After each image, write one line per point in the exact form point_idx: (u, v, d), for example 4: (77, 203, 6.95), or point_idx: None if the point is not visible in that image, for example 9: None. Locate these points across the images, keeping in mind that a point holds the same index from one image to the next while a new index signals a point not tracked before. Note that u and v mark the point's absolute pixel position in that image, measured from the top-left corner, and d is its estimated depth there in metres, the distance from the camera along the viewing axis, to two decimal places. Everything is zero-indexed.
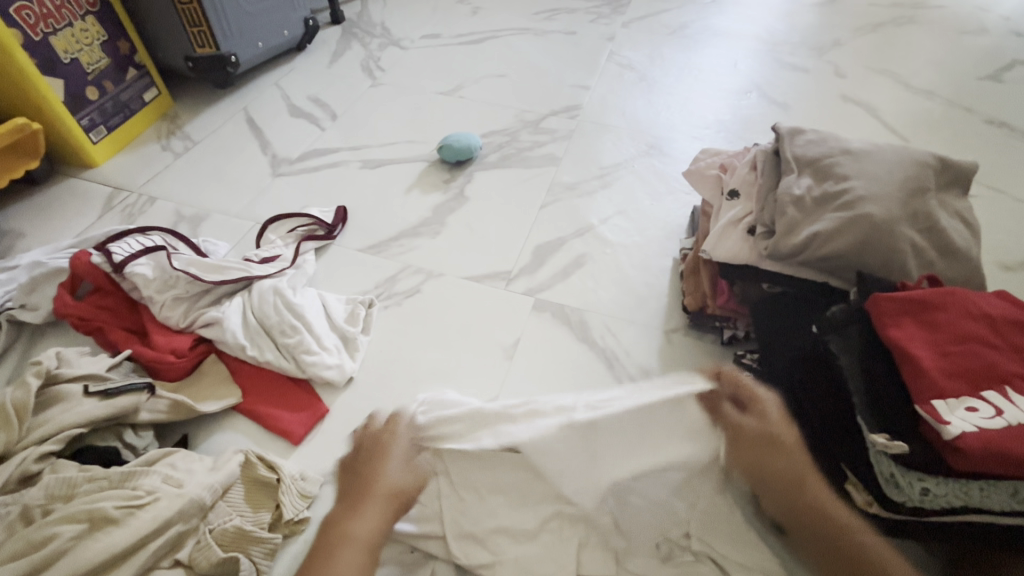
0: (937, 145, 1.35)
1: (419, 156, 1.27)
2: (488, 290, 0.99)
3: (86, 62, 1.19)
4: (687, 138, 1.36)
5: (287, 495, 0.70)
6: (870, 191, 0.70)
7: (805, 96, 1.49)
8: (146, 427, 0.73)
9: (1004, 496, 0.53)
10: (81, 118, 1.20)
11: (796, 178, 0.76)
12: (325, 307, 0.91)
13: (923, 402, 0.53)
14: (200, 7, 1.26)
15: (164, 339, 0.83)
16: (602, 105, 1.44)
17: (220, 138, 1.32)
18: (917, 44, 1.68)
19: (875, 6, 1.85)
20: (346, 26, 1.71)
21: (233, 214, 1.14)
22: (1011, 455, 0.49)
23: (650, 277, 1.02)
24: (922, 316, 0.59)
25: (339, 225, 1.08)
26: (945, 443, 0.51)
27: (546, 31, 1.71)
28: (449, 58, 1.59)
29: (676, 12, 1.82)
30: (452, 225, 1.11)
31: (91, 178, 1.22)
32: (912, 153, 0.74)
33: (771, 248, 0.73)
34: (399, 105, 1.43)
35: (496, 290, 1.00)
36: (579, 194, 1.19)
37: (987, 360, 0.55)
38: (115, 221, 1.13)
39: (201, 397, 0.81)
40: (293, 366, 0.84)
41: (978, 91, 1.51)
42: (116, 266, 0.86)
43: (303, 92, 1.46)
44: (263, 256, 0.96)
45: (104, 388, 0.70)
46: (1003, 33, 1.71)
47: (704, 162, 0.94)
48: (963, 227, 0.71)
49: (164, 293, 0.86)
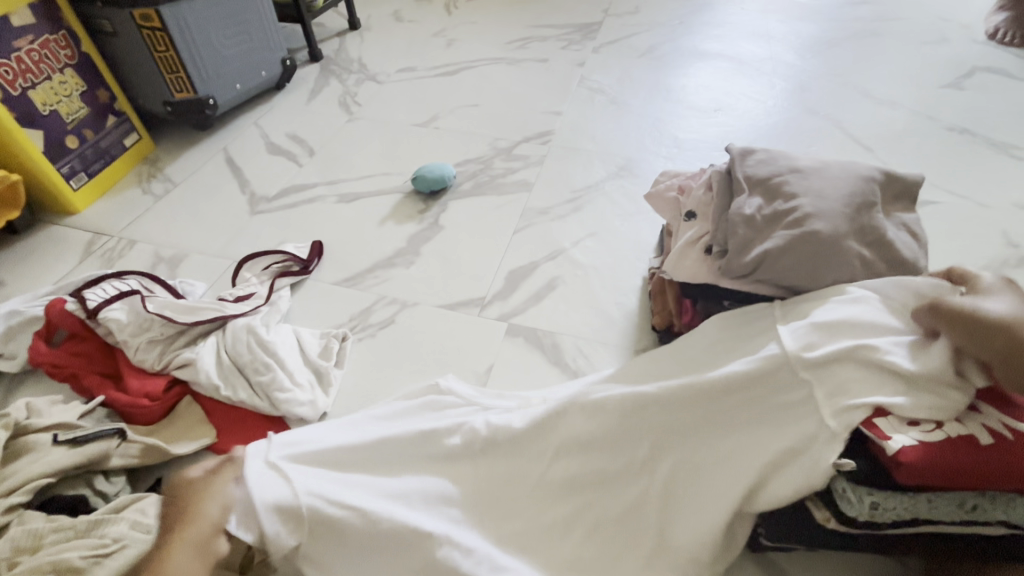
0: (902, 154, 1.38)
1: (394, 188, 1.30)
2: (460, 320, 1.01)
3: (66, 113, 1.22)
4: (656, 158, 1.39)
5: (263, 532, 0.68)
6: (817, 209, 0.71)
7: (771, 112, 1.53)
8: (117, 473, 0.73)
9: (954, 506, 0.54)
10: (62, 167, 1.23)
11: (748, 198, 0.77)
12: (299, 344, 0.93)
13: (868, 423, 0.55)
14: (175, 55, 1.31)
15: (138, 383, 0.85)
16: (574, 129, 1.48)
17: (200, 178, 1.35)
18: (881, 56, 1.73)
19: (839, 21, 1.90)
20: (324, 63, 1.76)
21: (212, 253, 1.16)
22: (948, 467, 0.51)
23: (622, 298, 1.04)
24: None
25: (315, 259, 1.10)
26: (889, 458, 0.53)
27: (519, 60, 1.76)
28: (425, 90, 1.64)
29: (644, 35, 1.87)
30: (426, 255, 1.13)
31: (72, 224, 1.24)
32: (858, 170, 0.76)
33: (726, 267, 0.74)
34: (375, 139, 1.46)
35: (468, 319, 1.01)
36: (551, 218, 1.21)
37: None
38: (95, 265, 1.15)
39: (175, 439, 0.82)
40: (267, 404, 0.84)
41: (940, 99, 1.55)
42: (91, 312, 0.88)
43: (282, 129, 1.50)
44: (237, 294, 0.98)
45: (73, 435, 0.71)
46: (963, 41, 1.77)
47: (664, 184, 0.95)
48: (910, 238, 0.73)
49: (139, 337, 0.88)
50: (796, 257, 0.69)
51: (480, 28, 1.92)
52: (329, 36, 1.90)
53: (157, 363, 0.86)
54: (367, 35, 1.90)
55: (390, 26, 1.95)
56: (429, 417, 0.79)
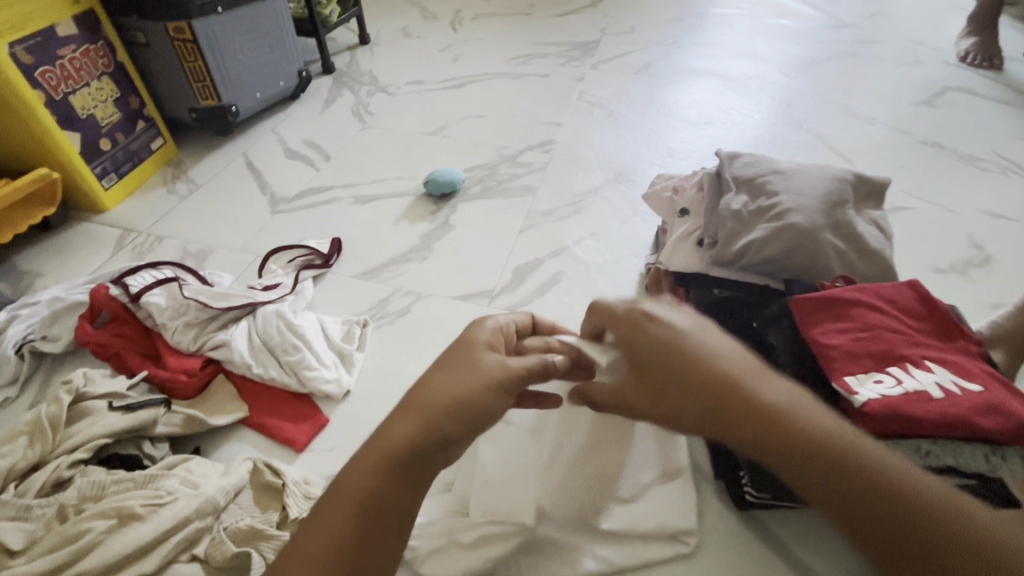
0: (878, 165, 1.49)
1: (407, 191, 1.39)
2: (472, 311, 1.09)
3: (101, 117, 1.31)
4: (651, 165, 1.49)
5: (291, 497, 0.75)
6: (796, 204, 0.81)
7: (758, 125, 1.64)
8: (162, 440, 0.80)
9: (910, 451, 0.59)
10: (96, 167, 1.31)
11: (734, 196, 0.86)
12: (324, 329, 1.00)
13: (837, 379, 0.63)
14: (204, 65, 1.39)
15: (177, 361, 0.92)
16: (575, 139, 1.58)
17: (223, 180, 1.43)
18: (861, 75, 1.86)
19: (822, 43, 2.03)
20: (337, 75, 1.86)
21: (236, 248, 1.24)
22: (904, 415, 0.58)
23: (621, 291, 1.13)
24: (839, 311, 0.69)
25: (335, 254, 1.18)
26: (855, 409, 0.61)
27: (521, 75, 1.87)
28: (434, 101, 1.74)
29: (639, 54, 1.99)
30: (438, 252, 1.21)
31: (102, 221, 1.31)
32: (833, 172, 0.86)
33: (716, 256, 0.84)
34: (388, 146, 1.55)
35: (478, 310, 1.09)
36: (554, 219, 1.30)
37: (891, 343, 0.65)
38: (126, 258, 1.22)
39: (213, 412, 0.88)
40: (296, 381, 0.92)
41: (914, 115, 1.67)
42: (133, 297, 0.95)
43: (299, 136, 1.58)
44: (265, 284, 1.06)
45: (127, 402, 0.78)
46: (936, 63, 1.90)
47: (660, 185, 1.04)
48: (877, 231, 0.83)
49: (176, 320, 0.95)
50: (780, 247, 0.79)
51: (484, 45, 2.03)
52: (341, 49, 2.00)
53: (192, 344, 0.93)
54: (378, 50, 2.00)
55: (399, 42, 2.05)
56: None
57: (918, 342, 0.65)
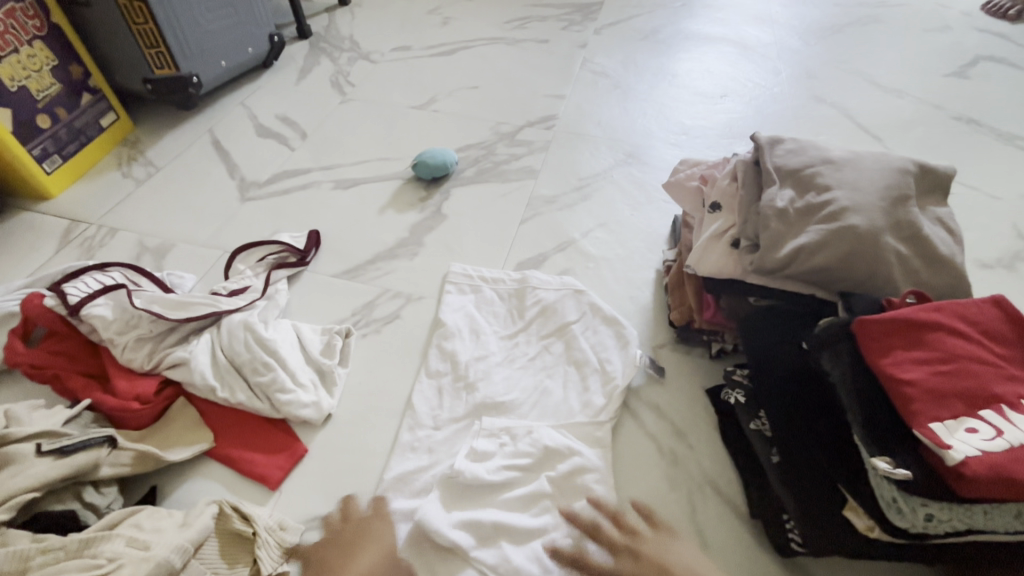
0: (910, 144, 1.36)
1: (393, 174, 1.23)
2: (459, 330, 0.91)
3: (35, 89, 1.13)
4: (665, 145, 1.35)
5: (265, 549, 0.67)
6: (853, 202, 0.69)
7: (779, 98, 1.50)
8: (107, 483, 0.70)
9: (1009, 517, 0.52)
10: (33, 149, 1.14)
11: (778, 190, 0.75)
12: (300, 340, 0.87)
13: (921, 426, 0.51)
14: (156, 28, 1.21)
15: (128, 385, 0.79)
16: (579, 114, 1.42)
17: (185, 162, 1.27)
18: (888, 42, 1.70)
19: (843, 6, 1.85)
20: (313, 40, 1.67)
21: (201, 243, 1.09)
22: (1011, 478, 0.48)
23: (636, 291, 1.00)
24: (914, 336, 0.57)
25: (313, 249, 1.04)
26: (949, 469, 0.50)
27: (518, 40, 1.69)
28: (421, 70, 1.56)
29: (646, 17, 1.81)
30: (430, 246, 1.08)
31: (47, 211, 1.16)
32: (892, 161, 0.74)
33: (757, 263, 0.72)
34: (370, 122, 1.38)
35: (467, 328, 0.91)
36: (559, 207, 1.17)
37: (983, 379, 0.53)
38: (74, 255, 1.07)
39: (169, 443, 0.77)
40: (269, 406, 0.80)
41: (947, 88, 1.52)
42: (73, 308, 0.82)
43: (271, 110, 1.41)
44: (231, 288, 0.92)
45: (59, 445, 0.67)
46: (966, 28, 1.73)
47: (684, 173, 0.91)
48: (946, 234, 0.71)
49: (126, 335, 0.82)
50: (848, 255, 0.67)
51: (475, 6, 1.83)
52: (317, 11, 1.80)
53: (147, 363, 0.81)
54: (359, 11, 1.80)
55: (382, 2, 1.85)
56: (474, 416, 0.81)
57: (1014, 375, 0.54)
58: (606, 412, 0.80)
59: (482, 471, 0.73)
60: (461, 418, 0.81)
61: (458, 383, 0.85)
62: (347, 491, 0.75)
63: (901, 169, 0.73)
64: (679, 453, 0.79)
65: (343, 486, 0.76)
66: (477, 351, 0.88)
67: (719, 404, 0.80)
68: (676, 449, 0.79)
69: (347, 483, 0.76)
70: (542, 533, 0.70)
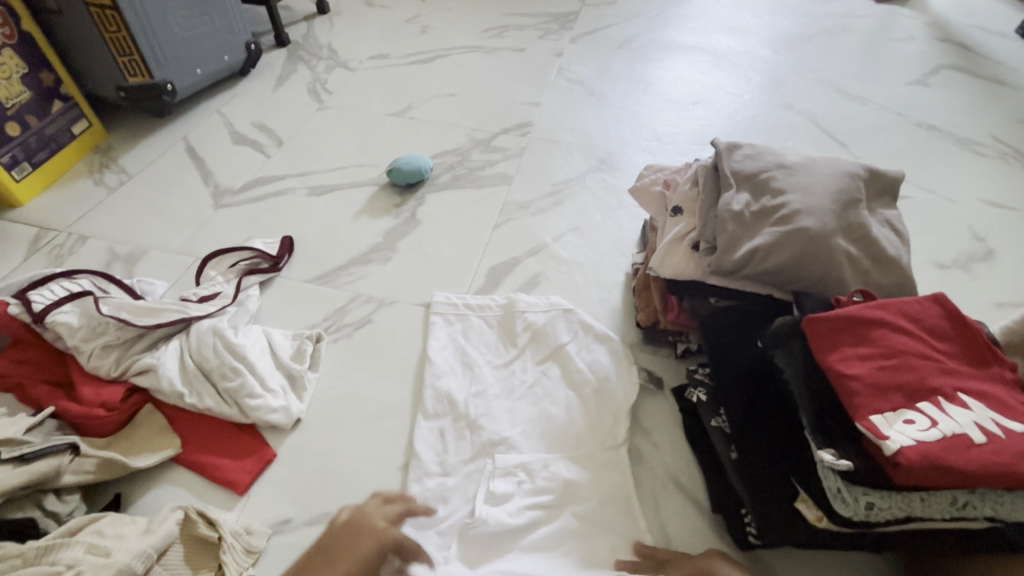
0: (873, 150, 1.40)
1: (368, 180, 1.24)
2: (434, 346, 0.90)
3: (4, 97, 1.12)
4: (638, 152, 1.37)
5: (230, 553, 0.67)
6: (805, 205, 0.72)
7: (748, 106, 1.54)
8: (70, 491, 0.70)
9: (944, 504, 0.54)
10: (2, 156, 1.13)
11: (735, 194, 0.77)
12: (270, 346, 0.87)
13: (862, 418, 0.53)
14: (129, 36, 1.21)
15: (93, 392, 0.79)
16: (554, 121, 1.45)
17: (158, 169, 1.26)
18: (854, 51, 1.75)
19: (812, 16, 1.91)
20: (291, 48, 1.67)
21: (173, 250, 1.09)
22: (944, 466, 0.50)
23: (606, 294, 1.02)
24: (858, 333, 0.59)
25: (286, 255, 1.04)
26: (886, 458, 0.51)
27: (496, 49, 1.71)
28: (399, 78, 1.57)
29: (622, 26, 1.85)
30: (403, 251, 1.09)
31: (16, 219, 1.15)
32: (843, 166, 0.77)
33: (715, 264, 0.75)
34: (346, 129, 1.39)
35: (442, 345, 0.91)
36: (532, 212, 1.18)
37: (921, 372, 0.55)
38: (42, 264, 1.06)
39: (135, 450, 0.76)
40: (237, 412, 0.80)
41: (910, 96, 1.57)
42: (37, 315, 0.81)
43: (247, 118, 1.41)
44: (201, 294, 0.92)
45: (19, 452, 0.66)
46: (928, 38, 1.79)
47: (649, 178, 0.94)
48: (894, 235, 0.74)
49: (92, 342, 0.81)
50: (800, 255, 0.70)
51: (454, 15, 1.86)
52: (296, 19, 1.81)
53: (113, 370, 0.81)
54: (337, 20, 1.81)
55: (361, 11, 1.86)
56: (443, 418, 0.82)
57: (951, 369, 0.56)
58: (574, 413, 0.82)
59: (505, 515, 0.72)
60: (430, 420, 0.82)
61: (428, 386, 0.86)
62: (314, 495, 0.75)
63: (852, 174, 0.76)
64: (645, 451, 0.80)
65: (311, 490, 0.76)
66: (446, 355, 0.89)
67: (683, 404, 0.81)
68: (642, 447, 0.81)
69: (315, 487, 0.76)
70: (512, 533, 0.71)
